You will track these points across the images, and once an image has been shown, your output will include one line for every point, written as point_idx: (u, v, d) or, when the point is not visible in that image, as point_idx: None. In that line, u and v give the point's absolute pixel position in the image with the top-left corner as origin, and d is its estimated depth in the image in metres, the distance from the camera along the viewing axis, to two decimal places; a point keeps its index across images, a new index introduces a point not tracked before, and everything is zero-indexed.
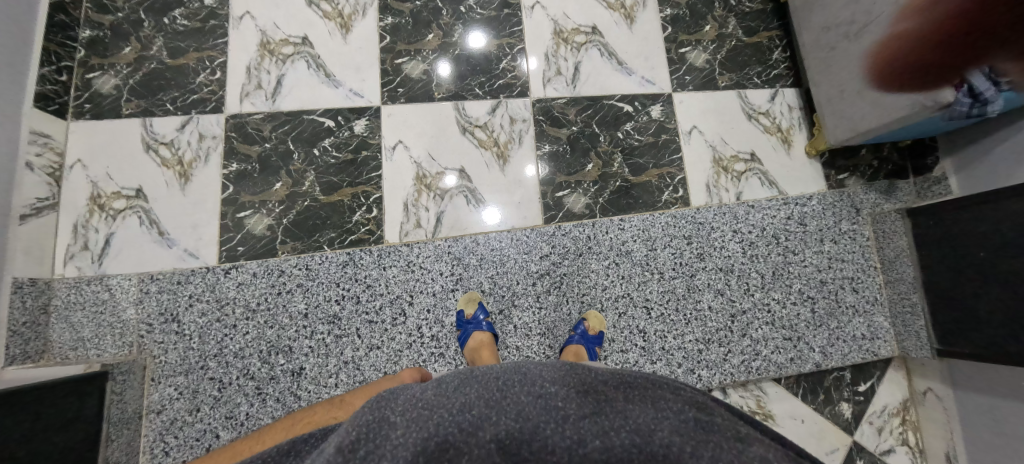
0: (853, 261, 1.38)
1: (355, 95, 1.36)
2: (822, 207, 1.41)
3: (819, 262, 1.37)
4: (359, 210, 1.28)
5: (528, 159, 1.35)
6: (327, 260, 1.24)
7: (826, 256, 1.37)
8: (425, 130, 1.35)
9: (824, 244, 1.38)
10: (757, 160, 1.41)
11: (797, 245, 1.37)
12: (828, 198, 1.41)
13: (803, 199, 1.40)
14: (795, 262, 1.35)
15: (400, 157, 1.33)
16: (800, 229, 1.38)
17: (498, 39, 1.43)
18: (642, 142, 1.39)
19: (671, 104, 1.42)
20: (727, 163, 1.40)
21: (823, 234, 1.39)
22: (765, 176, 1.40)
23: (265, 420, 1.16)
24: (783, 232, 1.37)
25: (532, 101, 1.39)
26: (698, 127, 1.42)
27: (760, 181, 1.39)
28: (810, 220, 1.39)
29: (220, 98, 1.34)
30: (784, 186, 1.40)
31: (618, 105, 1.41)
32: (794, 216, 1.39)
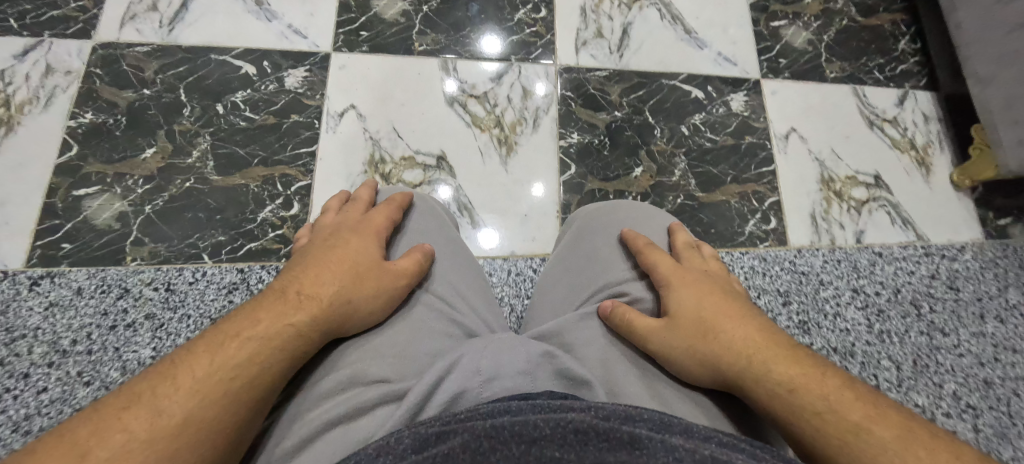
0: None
1: (294, 34, 0.90)
2: (979, 265, 0.93)
3: (981, 350, 0.88)
4: (273, 203, 0.81)
5: (545, 152, 0.89)
6: (204, 279, 0.75)
7: (990, 343, 0.89)
8: (392, 95, 0.89)
9: (985, 323, 0.90)
10: (884, 187, 0.94)
11: (946, 322, 0.89)
12: (988, 252, 0.94)
13: (952, 249, 0.94)
14: (945, 349, 0.87)
15: (349, 130, 0.86)
16: (949, 296, 0.91)
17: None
18: (717, 144, 0.93)
19: (760, 94, 0.97)
20: (841, 187, 0.93)
21: (983, 307, 0.91)
22: (896, 211, 0.94)
23: None
24: (925, 299, 0.90)
25: (557, 70, 0.93)
26: (799, 130, 0.96)
27: (889, 216, 0.93)
28: (964, 283, 0.92)
29: (91, 17, 0.88)
30: (924, 228, 0.94)
31: (683, 87, 0.95)
32: (940, 275, 0.92)
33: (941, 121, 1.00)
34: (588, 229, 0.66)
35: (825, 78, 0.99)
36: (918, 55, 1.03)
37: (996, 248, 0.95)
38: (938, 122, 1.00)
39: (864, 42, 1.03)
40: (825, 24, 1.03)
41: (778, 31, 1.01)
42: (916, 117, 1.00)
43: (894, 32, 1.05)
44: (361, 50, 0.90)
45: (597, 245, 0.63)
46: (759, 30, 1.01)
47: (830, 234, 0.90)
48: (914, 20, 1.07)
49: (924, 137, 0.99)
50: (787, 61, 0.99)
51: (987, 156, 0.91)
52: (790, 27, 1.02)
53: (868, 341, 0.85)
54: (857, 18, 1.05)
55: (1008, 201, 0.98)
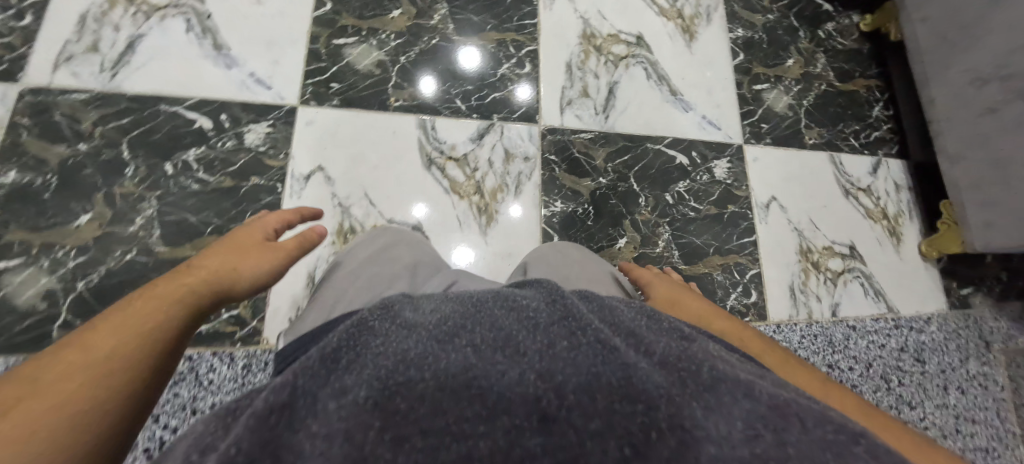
0: (990, 424, 0.93)
1: (256, 82, 0.82)
2: (944, 336, 0.96)
3: (944, 422, 0.91)
4: None
5: (527, 221, 0.85)
6: None
7: (951, 415, 0.92)
8: (364, 155, 0.82)
9: (948, 395, 0.93)
10: (858, 258, 0.95)
11: (914, 395, 0.91)
12: (953, 323, 0.97)
13: (920, 321, 0.96)
14: (911, 422, 0.89)
15: (315, 195, 0.79)
16: (917, 370, 0.93)
17: (502, 33, 0.94)
18: (701, 213, 0.92)
19: (742, 160, 0.96)
20: (818, 258, 0.94)
21: (947, 380, 0.94)
22: (869, 281, 0.95)
23: None
24: (895, 373, 0.92)
25: (541, 131, 0.90)
26: (779, 200, 0.95)
27: (863, 288, 0.95)
28: (931, 356, 0.94)
29: (18, 57, 0.77)
30: (894, 299, 0.96)
31: (668, 152, 0.94)
32: (908, 348, 0.94)
33: (911, 191, 1.01)
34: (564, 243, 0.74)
35: (805, 144, 0.99)
36: (891, 121, 1.05)
37: (958, 319, 0.97)
38: (909, 191, 1.01)
39: (842, 107, 1.03)
40: (806, 88, 1.03)
41: (761, 94, 1.00)
42: (888, 186, 1.01)
43: (869, 98, 1.06)
44: (332, 105, 0.83)
45: (575, 253, 0.70)
46: (742, 93, 0.99)
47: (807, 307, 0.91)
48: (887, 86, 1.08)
49: (895, 207, 1.00)
50: (769, 125, 0.98)
51: (952, 231, 0.94)
52: (773, 90, 1.01)
53: None
54: (835, 82, 1.05)
55: (969, 271, 1.01)
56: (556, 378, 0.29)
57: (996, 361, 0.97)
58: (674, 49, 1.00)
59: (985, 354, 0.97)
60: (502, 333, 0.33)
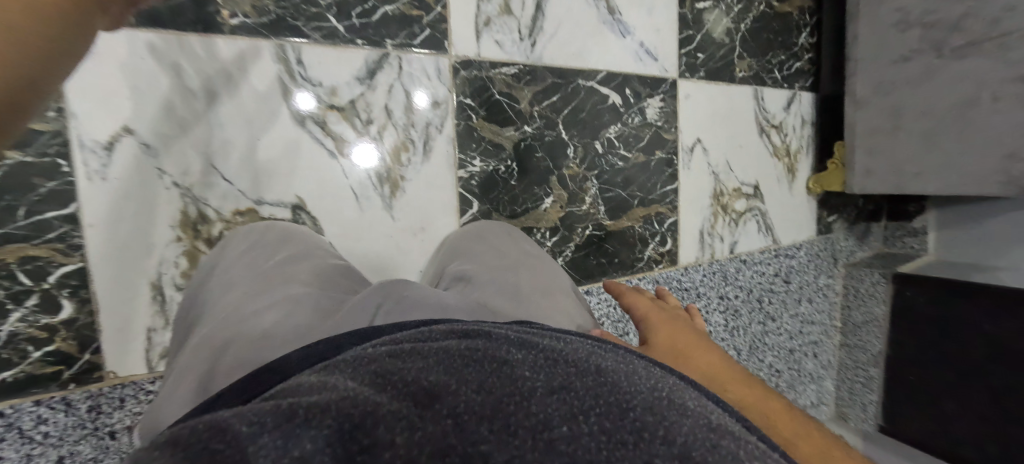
0: (820, 323, 1.15)
1: None
2: (808, 258, 1.09)
3: (793, 327, 1.09)
4: (24, 303, 0.50)
5: (440, 189, 0.70)
6: None
7: (798, 321, 1.10)
8: (197, 106, 0.56)
9: (800, 305, 1.10)
10: (759, 196, 0.99)
11: (778, 310, 1.06)
12: (816, 247, 1.10)
13: (793, 248, 1.06)
14: (772, 331, 1.05)
15: (127, 174, 0.53)
16: (784, 289, 1.06)
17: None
18: (629, 161, 0.85)
19: (675, 97, 0.88)
20: (727, 200, 0.95)
21: (803, 294, 1.10)
22: (764, 219, 1.00)
23: None
24: (767, 294, 1.03)
25: (452, 64, 0.71)
26: (703, 141, 0.92)
27: (758, 225, 1.00)
28: (795, 276, 1.08)
29: None
30: (779, 231, 1.03)
31: (602, 90, 0.83)
32: (783, 273, 1.05)
33: (813, 126, 1.05)
34: (512, 233, 0.64)
35: (733, 77, 0.94)
36: (812, 50, 1.02)
37: (822, 242, 1.11)
38: (811, 126, 1.05)
39: (774, 34, 0.97)
40: (745, 8, 0.93)
41: (703, 16, 0.89)
42: (796, 122, 1.02)
43: (799, 22, 1.00)
44: None
45: (527, 246, 0.62)
46: (683, 15, 0.87)
47: (712, 250, 0.93)
48: (818, 7, 1.02)
49: (798, 143, 1.03)
50: (705, 56, 0.90)
51: (839, 173, 1.01)
52: (715, 11, 0.89)
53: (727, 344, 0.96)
54: (773, 2, 0.96)
55: (838, 200, 1.12)
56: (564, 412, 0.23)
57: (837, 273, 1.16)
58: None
59: (832, 268, 1.14)
60: (505, 375, 0.26)
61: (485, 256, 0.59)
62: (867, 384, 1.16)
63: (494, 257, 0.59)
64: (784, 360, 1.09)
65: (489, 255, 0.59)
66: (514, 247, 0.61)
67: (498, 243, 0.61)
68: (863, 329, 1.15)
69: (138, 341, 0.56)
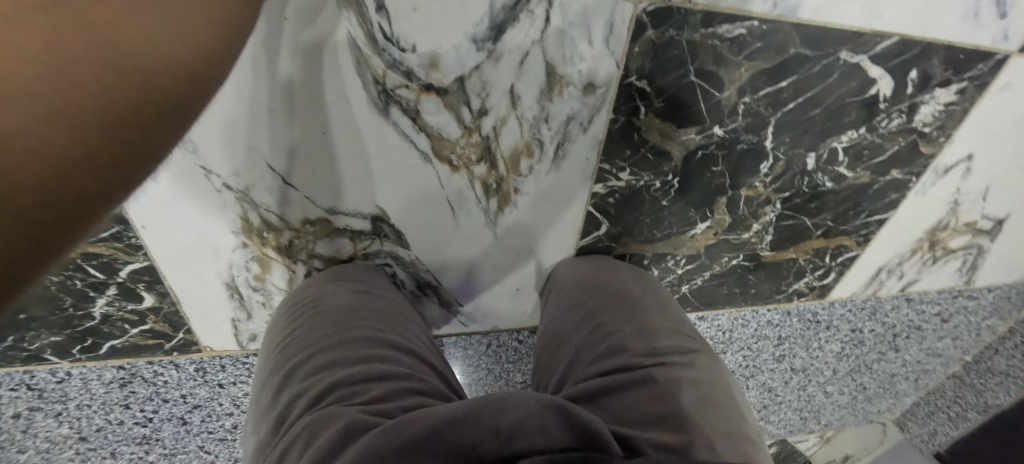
0: (946, 356, 0.98)
1: None
2: (995, 302, 0.87)
3: (916, 357, 0.94)
4: (106, 292, 0.46)
5: (563, 207, 0.51)
6: (72, 383, 0.52)
7: (926, 356, 0.94)
8: (235, 84, 0.37)
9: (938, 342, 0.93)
10: (994, 234, 0.72)
11: (909, 343, 0.90)
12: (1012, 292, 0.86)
13: (983, 291, 0.83)
14: (887, 360, 0.92)
15: (167, 177, 0.40)
16: (935, 326, 0.88)
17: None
18: (844, 182, 0.58)
19: (982, 90, 0.55)
20: (946, 235, 0.70)
21: (953, 333, 0.92)
22: (976, 258, 0.75)
23: None
24: (906, 331, 0.86)
25: (635, 13, 0.40)
26: (974, 159, 0.62)
27: (960, 266, 0.76)
28: (957, 317, 0.87)
29: None
30: (981, 274, 0.79)
31: (868, 71, 0.49)
32: (944, 313, 0.85)
33: None
34: (639, 281, 0.55)
35: None
36: None
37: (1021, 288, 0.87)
38: None
39: None
40: None
41: None
42: None
43: None
44: None
45: (654, 300, 0.53)
46: None
47: (879, 288, 0.75)
48: None
49: None
50: None
51: None
52: None
53: (823, 369, 0.86)
54: None
55: None
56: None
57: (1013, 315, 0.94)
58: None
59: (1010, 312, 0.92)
60: None
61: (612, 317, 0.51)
62: None
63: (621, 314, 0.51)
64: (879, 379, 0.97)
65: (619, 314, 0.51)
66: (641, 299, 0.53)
67: (625, 294, 0.53)
68: None
69: (225, 330, 0.52)
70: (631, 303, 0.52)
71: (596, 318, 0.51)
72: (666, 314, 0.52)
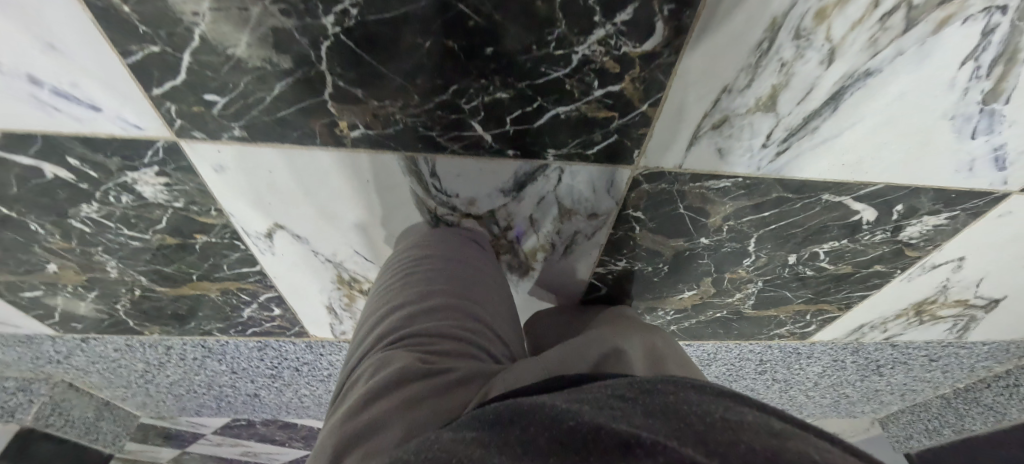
0: (936, 382, 1.13)
1: (56, 97, 0.40)
2: (988, 349, 0.97)
3: (901, 380, 1.11)
4: (252, 304, 0.71)
5: (573, 277, 0.66)
6: (232, 343, 0.82)
7: (915, 380, 1.12)
8: (337, 213, 0.54)
9: (928, 371, 1.07)
10: (988, 307, 0.81)
11: (895, 371, 1.05)
12: (1005, 345, 0.96)
13: (975, 342, 0.94)
14: (872, 379, 1.09)
15: (291, 253, 0.60)
16: (921, 362, 1.02)
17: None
18: (824, 272, 0.68)
19: (977, 216, 0.59)
20: (934, 306, 0.79)
21: (942, 366, 1.05)
22: (967, 322, 0.85)
23: (232, 406, 1.12)
24: (892, 364, 1.01)
25: (633, 174, 0.50)
26: (965, 259, 0.68)
27: (950, 326, 0.86)
28: (948, 358, 1.00)
29: None
30: (975, 333, 0.89)
31: (852, 206, 0.56)
32: (933, 355, 0.98)
33: None
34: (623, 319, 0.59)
35: None
36: None
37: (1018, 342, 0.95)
38: None
39: None
40: None
41: None
42: None
43: None
44: (235, 136, 0.44)
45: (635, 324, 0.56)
46: None
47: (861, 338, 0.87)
48: None
49: None
50: None
51: None
52: None
53: (809, 380, 1.05)
54: None
55: None
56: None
57: (1011, 359, 1.03)
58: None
59: (1005, 357, 1.02)
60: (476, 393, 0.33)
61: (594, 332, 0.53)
62: (935, 418, 1.22)
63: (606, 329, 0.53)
64: (865, 391, 1.16)
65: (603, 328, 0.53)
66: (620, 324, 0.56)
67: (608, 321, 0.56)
68: (982, 400, 1.11)
69: (324, 327, 0.76)
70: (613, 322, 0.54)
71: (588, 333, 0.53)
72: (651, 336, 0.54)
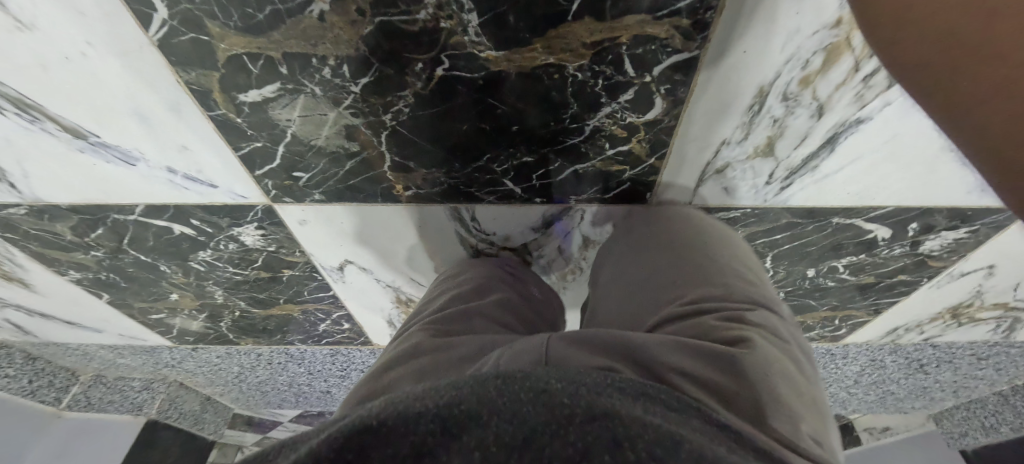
0: (991, 378, 1.11)
1: (187, 179, 0.53)
2: None
3: (950, 376, 1.09)
4: (326, 319, 0.83)
5: None
6: (310, 351, 0.96)
7: (966, 377, 1.10)
8: (396, 249, 0.64)
9: (980, 369, 1.05)
10: None
11: (942, 369, 1.04)
12: None
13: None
14: (918, 377, 1.08)
15: (359, 281, 0.71)
16: (969, 361, 1.01)
17: (603, 28, 0.36)
18: (846, 283, 0.71)
19: (1001, 229, 0.60)
20: (971, 310, 0.79)
21: (994, 364, 1.03)
22: (1012, 323, 0.84)
23: (310, 400, 1.28)
24: (936, 363, 1.01)
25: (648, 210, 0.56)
26: (996, 267, 0.68)
27: (994, 327, 0.86)
28: (998, 356, 0.98)
29: None
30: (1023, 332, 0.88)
31: (864, 226, 0.59)
32: (981, 354, 0.97)
33: None
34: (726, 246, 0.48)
35: None
36: None
37: None
38: None
39: None
40: None
41: None
42: None
43: None
44: (315, 199, 0.55)
45: (736, 262, 0.46)
46: None
47: (896, 340, 0.88)
48: None
49: None
50: None
51: None
52: None
53: (848, 378, 1.07)
54: None
55: None
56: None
57: None
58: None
59: None
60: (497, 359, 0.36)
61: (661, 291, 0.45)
62: (993, 415, 1.19)
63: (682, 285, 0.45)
64: (913, 387, 1.15)
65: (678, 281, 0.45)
66: (711, 262, 0.46)
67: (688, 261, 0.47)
68: None
69: (386, 337, 0.88)
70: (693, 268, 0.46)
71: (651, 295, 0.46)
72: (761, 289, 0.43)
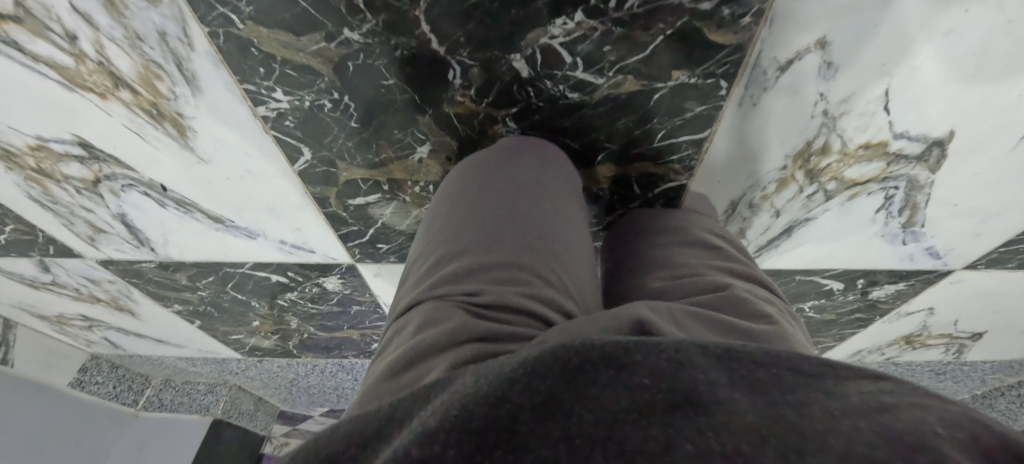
0: (954, 389, 1.25)
1: (292, 246, 0.68)
2: (990, 366, 1.09)
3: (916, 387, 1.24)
4: (378, 341, 0.99)
5: None
6: (359, 363, 1.12)
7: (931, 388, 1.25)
8: None
9: (942, 381, 1.20)
10: (974, 338, 0.94)
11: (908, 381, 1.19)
12: (1007, 363, 1.07)
13: (976, 362, 1.07)
14: None
15: None
16: (930, 375, 1.15)
17: (619, 168, 0.51)
18: (814, 318, 0.85)
19: (933, 283, 0.74)
20: (922, 337, 0.94)
21: (953, 378, 1.18)
22: (959, 348, 0.98)
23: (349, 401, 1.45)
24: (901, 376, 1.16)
25: None
26: (935, 308, 0.82)
27: (944, 351, 1.00)
28: (954, 372, 1.13)
29: (69, 242, 0.72)
30: (972, 356, 1.02)
31: (822, 281, 0.74)
32: (939, 370, 1.12)
33: None
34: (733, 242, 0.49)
35: None
36: None
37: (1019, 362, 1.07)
38: None
39: None
40: None
41: None
42: None
43: None
44: (389, 261, 0.70)
45: (747, 256, 0.47)
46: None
47: (862, 359, 1.03)
48: None
49: None
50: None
51: None
52: None
53: None
54: None
55: None
56: (568, 447, 0.18)
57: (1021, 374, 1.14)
58: (1005, 156, 0.49)
59: (1013, 372, 1.13)
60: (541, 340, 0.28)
61: (662, 259, 0.47)
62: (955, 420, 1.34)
63: (679, 253, 0.46)
64: None
65: (682, 245, 0.47)
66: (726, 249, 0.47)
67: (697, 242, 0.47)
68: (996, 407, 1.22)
69: None
70: (698, 242, 0.47)
71: (662, 263, 0.46)
72: (750, 262, 0.46)
